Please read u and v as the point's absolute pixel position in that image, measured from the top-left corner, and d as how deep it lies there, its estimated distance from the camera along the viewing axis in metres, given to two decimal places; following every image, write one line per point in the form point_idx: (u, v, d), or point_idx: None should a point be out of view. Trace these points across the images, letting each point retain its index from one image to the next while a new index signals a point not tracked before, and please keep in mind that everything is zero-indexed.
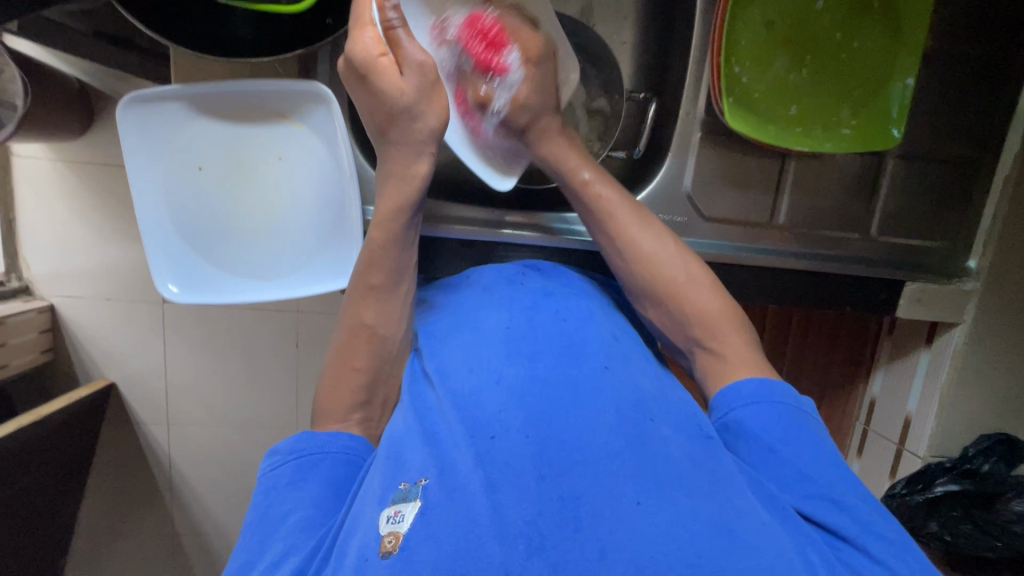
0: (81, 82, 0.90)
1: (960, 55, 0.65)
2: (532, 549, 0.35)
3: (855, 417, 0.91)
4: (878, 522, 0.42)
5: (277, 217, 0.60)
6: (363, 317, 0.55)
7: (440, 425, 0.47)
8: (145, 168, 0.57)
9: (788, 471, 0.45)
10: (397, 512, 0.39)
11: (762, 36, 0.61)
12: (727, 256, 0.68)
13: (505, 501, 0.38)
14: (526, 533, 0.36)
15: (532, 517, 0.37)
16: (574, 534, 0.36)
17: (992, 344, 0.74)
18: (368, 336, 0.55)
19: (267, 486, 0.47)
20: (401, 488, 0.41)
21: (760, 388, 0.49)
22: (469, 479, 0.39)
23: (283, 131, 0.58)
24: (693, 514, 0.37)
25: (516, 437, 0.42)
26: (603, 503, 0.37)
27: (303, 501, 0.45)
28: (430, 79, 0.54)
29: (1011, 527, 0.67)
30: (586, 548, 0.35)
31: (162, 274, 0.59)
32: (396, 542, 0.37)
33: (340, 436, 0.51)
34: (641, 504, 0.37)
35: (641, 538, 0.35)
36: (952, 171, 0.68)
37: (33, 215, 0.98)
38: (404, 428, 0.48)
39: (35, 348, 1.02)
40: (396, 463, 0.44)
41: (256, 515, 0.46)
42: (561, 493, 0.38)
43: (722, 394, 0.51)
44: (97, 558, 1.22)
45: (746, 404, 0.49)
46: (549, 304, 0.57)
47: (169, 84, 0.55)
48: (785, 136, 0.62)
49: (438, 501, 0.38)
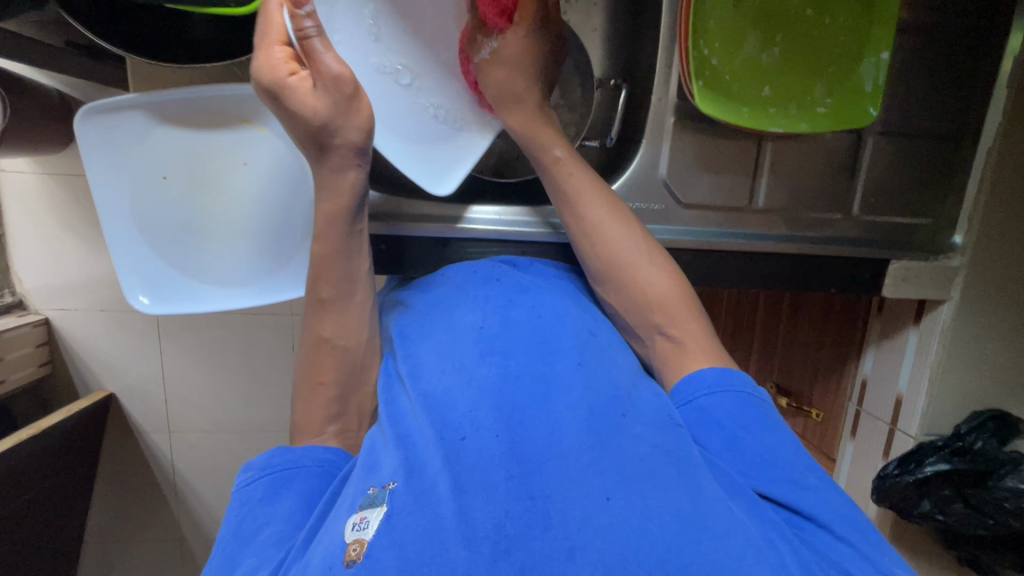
0: (61, 93, 0.89)
1: (938, 26, 0.64)
2: (497, 552, 0.34)
3: (848, 399, 0.89)
4: (840, 503, 0.43)
5: (245, 223, 0.59)
6: (321, 332, 0.56)
7: (412, 428, 0.46)
8: (107, 179, 0.56)
9: (749, 457, 0.45)
10: (363, 519, 0.38)
11: (730, 16, 0.60)
12: (706, 243, 0.67)
13: (472, 503, 0.37)
14: (492, 535, 0.35)
15: (500, 517, 0.36)
16: (542, 532, 0.35)
17: (982, 320, 0.73)
18: (329, 350, 0.55)
19: (241, 501, 0.47)
20: (370, 493, 0.41)
21: (722, 377, 0.49)
22: (437, 480, 0.39)
23: (245, 135, 0.58)
24: (661, 508, 0.37)
25: (485, 436, 0.42)
26: (572, 500, 0.37)
27: (277, 515, 0.45)
28: (346, 93, 0.51)
29: (1003, 504, 0.66)
30: (552, 548, 0.35)
31: (132, 285, 0.59)
32: (361, 549, 0.36)
33: (316, 450, 0.51)
34: (610, 499, 0.37)
35: (611, 534, 0.35)
36: (933, 146, 0.67)
37: (22, 229, 0.98)
38: (380, 436, 0.48)
39: (34, 362, 1.02)
40: (369, 469, 0.44)
41: (229, 530, 0.46)
42: (531, 491, 0.38)
43: (686, 382, 0.51)
44: (108, 567, 1.23)
45: (711, 392, 0.49)
46: (521, 301, 0.56)
47: (128, 93, 0.54)
48: (759, 117, 0.61)
49: (405, 505, 0.38)
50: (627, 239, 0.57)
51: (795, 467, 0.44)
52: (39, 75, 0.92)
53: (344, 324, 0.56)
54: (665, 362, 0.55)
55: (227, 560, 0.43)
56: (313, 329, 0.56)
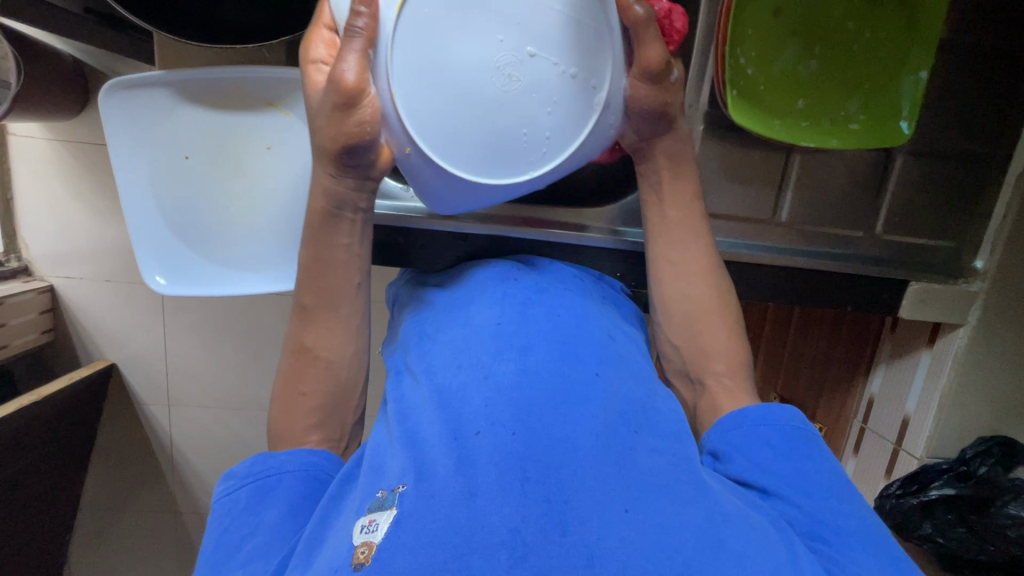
0: (75, 59, 0.88)
1: (977, 47, 0.63)
2: (514, 559, 0.34)
3: (854, 414, 0.89)
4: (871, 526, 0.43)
5: (265, 208, 0.59)
6: (334, 327, 0.55)
7: (423, 426, 0.45)
8: (129, 155, 0.56)
9: (785, 480, 0.45)
10: (372, 522, 0.38)
11: (770, 25, 0.59)
12: (728, 254, 0.66)
13: (486, 508, 0.36)
14: (508, 541, 0.35)
15: (516, 523, 0.36)
16: (561, 537, 0.35)
17: (995, 346, 0.72)
18: (312, 359, 0.55)
19: (223, 512, 0.47)
20: (379, 496, 0.40)
21: (767, 413, 0.50)
22: (449, 483, 0.38)
23: (272, 119, 0.57)
24: (681, 521, 0.37)
25: (501, 436, 0.41)
26: (591, 509, 0.37)
27: (260, 527, 0.45)
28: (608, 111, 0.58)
29: (1005, 532, 0.67)
30: (569, 553, 0.34)
31: (149, 264, 0.58)
32: (370, 552, 0.36)
33: (298, 454, 0.51)
34: (629, 511, 0.37)
35: (629, 545, 0.35)
36: (962, 168, 0.66)
37: (30, 194, 0.97)
38: (387, 435, 0.48)
39: (36, 328, 1.02)
40: (377, 472, 0.43)
41: (212, 541, 0.46)
42: (547, 495, 0.37)
43: (728, 416, 0.51)
44: (101, 533, 1.24)
45: (756, 425, 0.49)
46: (540, 300, 0.56)
47: (152, 70, 0.53)
48: (792, 130, 0.60)
49: (414, 508, 0.37)
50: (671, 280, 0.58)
51: (814, 493, 0.44)
52: (53, 40, 0.90)
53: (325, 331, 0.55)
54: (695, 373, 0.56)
55: (213, 569, 0.43)
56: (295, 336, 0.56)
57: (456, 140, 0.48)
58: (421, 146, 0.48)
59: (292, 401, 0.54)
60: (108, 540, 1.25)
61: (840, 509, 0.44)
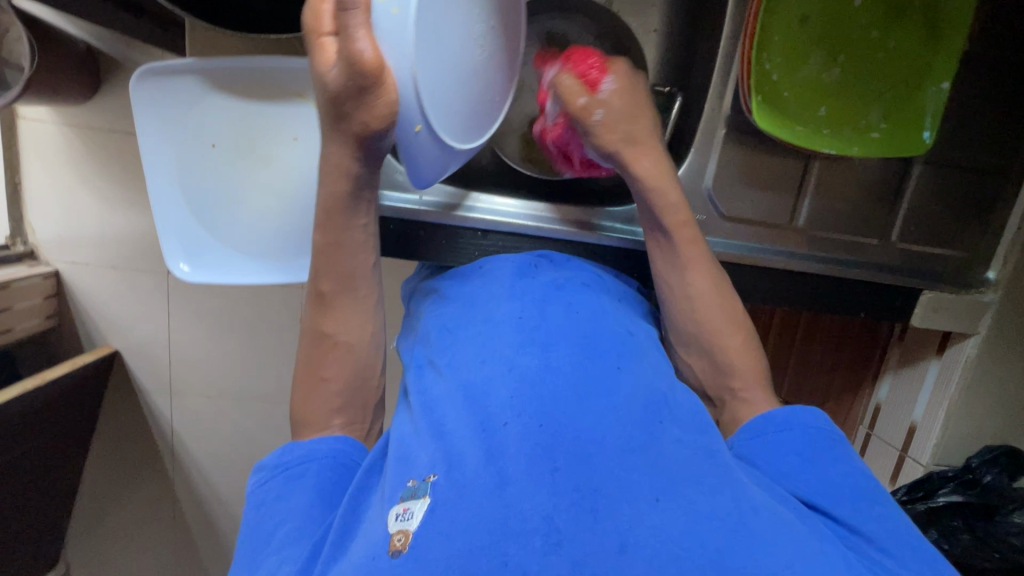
0: (89, 45, 0.88)
1: (997, 60, 0.63)
2: (548, 546, 0.34)
3: (859, 422, 0.91)
4: (899, 527, 0.43)
5: (289, 199, 0.59)
6: (342, 325, 0.55)
7: (449, 417, 0.46)
8: (158, 144, 0.56)
9: (812, 484, 0.46)
10: (406, 510, 0.39)
11: (795, 33, 0.59)
12: (745, 257, 0.67)
13: (519, 497, 0.37)
14: (542, 529, 0.35)
15: (548, 512, 0.36)
16: (593, 525, 0.36)
17: (1004, 357, 0.73)
18: (330, 346, 0.55)
19: (257, 501, 0.48)
20: (410, 485, 0.41)
21: (791, 416, 0.51)
22: (480, 473, 0.39)
23: (298, 110, 0.57)
24: (711, 512, 0.37)
25: (529, 427, 0.42)
26: (621, 498, 0.37)
27: (291, 514, 0.45)
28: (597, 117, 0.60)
29: (1010, 539, 0.68)
30: (602, 542, 0.35)
31: (174, 253, 0.59)
32: (406, 540, 0.37)
33: (327, 441, 0.51)
34: (659, 501, 0.37)
35: (660, 534, 0.35)
36: (979, 180, 0.67)
37: (40, 178, 0.97)
38: (412, 426, 0.48)
39: (41, 313, 1.02)
40: (404, 461, 0.44)
41: (249, 528, 0.47)
42: (578, 485, 0.38)
43: (756, 420, 0.52)
44: (100, 520, 1.24)
45: (780, 430, 0.50)
46: (563, 297, 0.56)
47: (183, 58, 0.54)
48: (813, 137, 0.60)
49: (447, 498, 0.38)
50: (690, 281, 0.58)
51: (840, 493, 0.45)
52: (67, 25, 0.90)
53: (348, 319, 0.56)
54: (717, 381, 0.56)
55: (252, 557, 0.45)
56: (311, 322, 0.56)
57: (451, 112, 0.50)
58: (432, 124, 0.47)
59: (303, 393, 0.54)
60: (107, 527, 1.25)
61: (864, 503, 0.44)
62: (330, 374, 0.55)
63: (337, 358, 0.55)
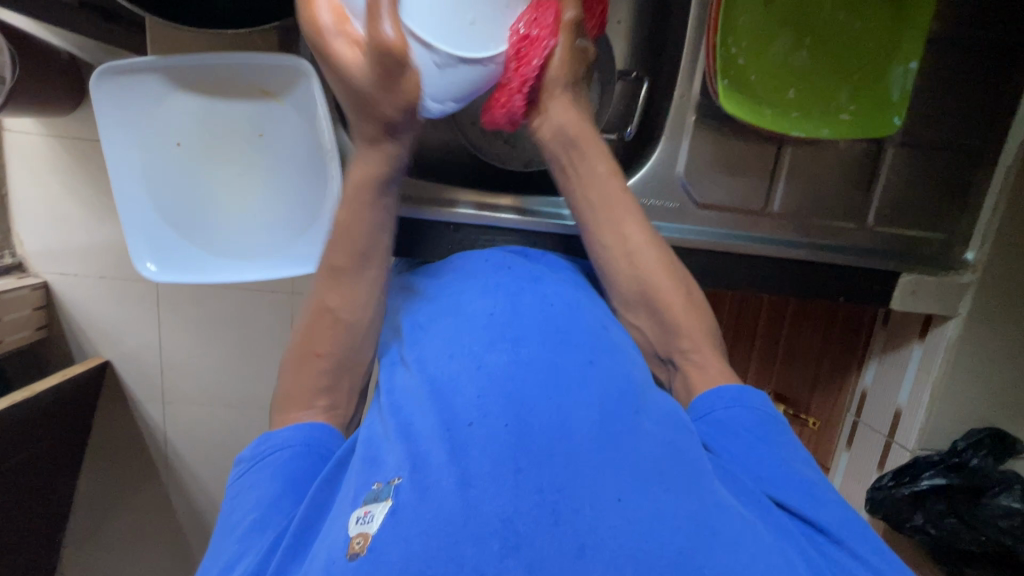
0: (71, 56, 0.88)
1: (968, 41, 0.63)
2: (506, 549, 0.34)
3: (845, 410, 0.90)
4: (855, 519, 0.43)
5: (258, 197, 0.60)
6: (326, 300, 0.55)
7: (415, 418, 0.45)
8: (123, 143, 0.56)
9: (767, 469, 0.45)
10: (367, 513, 0.38)
11: (762, 16, 0.59)
12: (719, 244, 0.66)
13: (480, 499, 0.36)
14: (501, 532, 0.34)
15: (508, 514, 0.35)
16: (553, 528, 0.35)
17: (987, 339, 0.73)
18: (330, 321, 0.55)
19: (233, 493, 0.47)
20: (373, 488, 0.40)
21: (742, 394, 0.50)
22: (443, 474, 0.38)
23: (265, 107, 0.57)
24: (673, 512, 0.37)
25: (495, 426, 0.41)
26: (585, 499, 0.37)
27: (258, 501, 0.45)
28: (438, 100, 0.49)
29: (996, 522, 0.67)
30: (561, 544, 0.34)
31: (140, 252, 0.59)
32: (365, 543, 0.36)
33: (299, 429, 0.50)
34: (622, 501, 0.37)
35: (624, 535, 0.35)
36: (953, 160, 0.67)
37: (25, 190, 0.96)
38: (380, 427, 0.47)
39: (30, 325, 1.01)
40: (371, 463, 0.43)
41: (222, 515, 0.47)
42: (540, 485, 0.37)
43: (704, 397, 0.52)
44: (95, 532, 1.23)
45: (730, 405, 0.50)
46: (533, 290, 0.56)
47: (145, 57, 0.54)
48: (783, 120, 0.60)
49: (409, 500, 0.37)
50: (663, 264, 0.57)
51: (795, 480, 0.45)
52: (46, 35, 0.89)
53: (354, 296, 0.55)
54: (684, 371, 0.56)
55: (222, 539, 0.45)
56: (317, 295, 0.56)
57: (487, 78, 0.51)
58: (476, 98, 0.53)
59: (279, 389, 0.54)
60: (102, 539, 1.24)
61: (826, 499, 0.44)
62: (329, 352, 0.54)
63: (334, 336, 0.54)
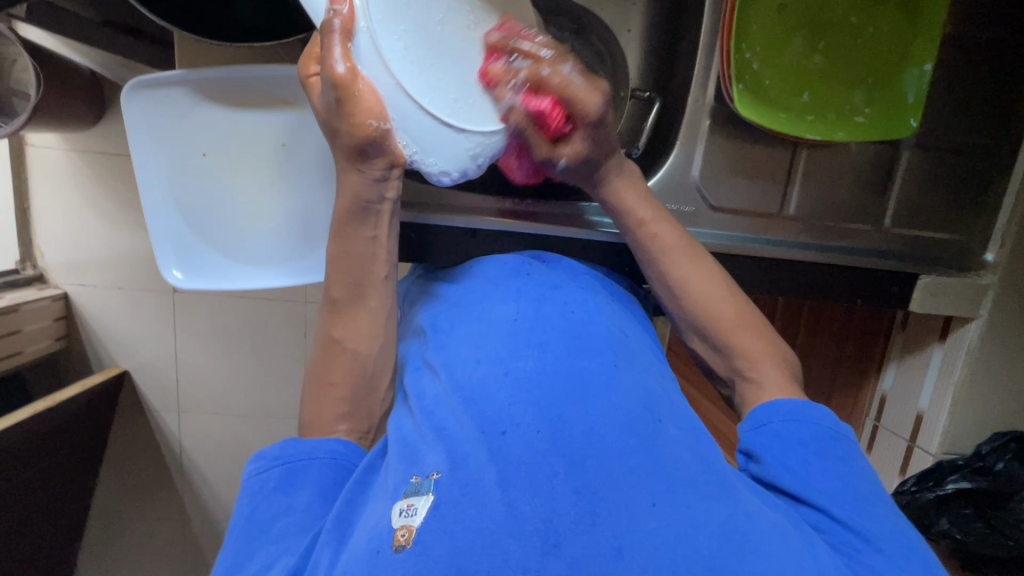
0: (93, 72, 0.90)
1: (979, 42, 0.63)
2: (548, 547, 0.35)
3: (867, 413, 0.88)
4: (899, 530, 0.42)
5: (280, 204, 0.61)
6: (332, 331, 0.56)
7: (449, 422, 0.45)
8: (150, 154, 0.58)
9: (817, 483, 0.44)
10: (409, 506, 0.38)
11: (774, 21, 0.60)
12: (736, 247, 0.66)
13: (520, 497, 0.37)
14: (541, 530, 0.35)
15: (549, 514, 0.36)
16: (591, 529, 0.36)
17: (1009, 340, 0.72)
18: (338, 351, 0.55)
19: (252, 490, 0.47)
20: (413, 482, 0.40)
21: (799, 410, 0.49)
22: (484, 474, 0.39)
23: (287, 116, 0.59)
24: (704, 518, 0.37)
25: (528, 431, 0.41)
26: (619, 501, 0.37)
27: (293, 508, 0.46)
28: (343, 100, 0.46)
29: (1022, 526, 0.65)
30: (600, 545, 0.35)
31: (167, 259, 0.61)
32: (410, 535, 0.36)
33: (327, 442, 0.51)
34: (655, 505, 0.37)
35: (659, 538, 0.35)
36: (970, 162, 0.66)
37: (48, 203, 0.99)
38: (416, 430, 0.47)
39: (49, 335, 1.03)
40: (410, 458, 0.43)
41: (242, 516, 0.46)
42: (577, 488, 0.38)
43: (763, 407, 0.50)
44: (111, 541, 1.24)
45: (788, 420, 0.48)
46: (554, 296, 0.56)
47: (172, 71, 0.56)
48: (797, 123, 0.60)
49: (451, 497, 0.38)
50: (684, 272, 0.57)
51: (841, 495, 0.44)
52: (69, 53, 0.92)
53: (356, 326, 0.55)
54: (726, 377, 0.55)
55: (247, 543, 0.44)
56: (324, 328, 0.56)
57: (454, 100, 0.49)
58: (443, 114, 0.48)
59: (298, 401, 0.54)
60: (118, 549, 1.25)
61: (868, 509, 0.43)
62: (337, 389, 0.54)
63: (345, 365, 0.55)
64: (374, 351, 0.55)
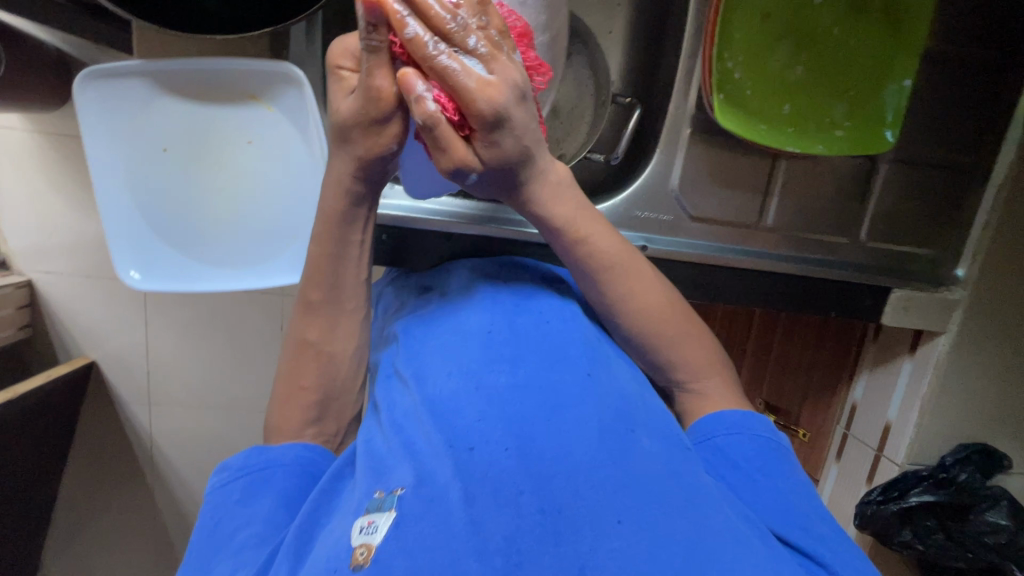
0: (59, 52, 0.86)
1: (960, 58, 0.63)
2: (509, 565, 0.34)
3: (836, 422, 0.90)
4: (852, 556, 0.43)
5: (247, 203, 0.59)
6: (307, 333, 0.53)
7: (418, 435, 0.44)
8: (104, 148, 0.55)
9: (773, 499, 0.45)
10: (370, 523, 0.37)
11: (758, 31, 0.59)
12: (713, 257, 0.66)
13: (484, 514, 0.36)
14: (503, 548, 0.34)
15: (511, 532, 0.35)
16: (553, 548, 0.35)
17: (977, 354, 0.73)
18: (313, 354, 0.52)
19: (215, 503, 0.45)
20: (377, 497, 0.39)
21: (743, 420, 0.50)
22: (448, 489, 0.38)
23: (254, 113, 0.57)
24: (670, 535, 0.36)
25: (496, 447, 0.40)
26: (583, 519, 0.36)
27: (253, 517, 0.44)
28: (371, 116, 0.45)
29: (982, 538, 0.70)
30: (561, 564, 0.34)
31: (124, 259, 0.58)
32: (368, 554, 0.35)
33: (294, 447, 0.49)
34: (621, 523, 0.36)
35: (623, 557, 0.34)
36: (946, 178, 0.67)
37: (9, 187, 0.94)
38: (383, 443, 0.46)
39: (13, 323, 1.00)
40: (378, 473, 0.42)
41: (204, 530, 0.44)
42: (541, 505, 0.37)
43: (704, 422, 0.51)
44: (77, 535, 1.20)
45: (730, 432, 0.50)
46: (528, 307, 0.54)
47: (129, 61, 0.53)
48: (778, 135, 0.60)
49: (414, 512, 0.37)
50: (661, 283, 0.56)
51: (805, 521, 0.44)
52: (35, 30, 0.87)
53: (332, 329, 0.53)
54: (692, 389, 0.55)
55: (205, 558, 0.42)
56: (296, 329, 0.53)
57: None
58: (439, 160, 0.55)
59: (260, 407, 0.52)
60: (84, 543, 1.21)
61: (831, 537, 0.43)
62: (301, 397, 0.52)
63: (306, 365, 0.53)
64: (337, 356, 0.53)
